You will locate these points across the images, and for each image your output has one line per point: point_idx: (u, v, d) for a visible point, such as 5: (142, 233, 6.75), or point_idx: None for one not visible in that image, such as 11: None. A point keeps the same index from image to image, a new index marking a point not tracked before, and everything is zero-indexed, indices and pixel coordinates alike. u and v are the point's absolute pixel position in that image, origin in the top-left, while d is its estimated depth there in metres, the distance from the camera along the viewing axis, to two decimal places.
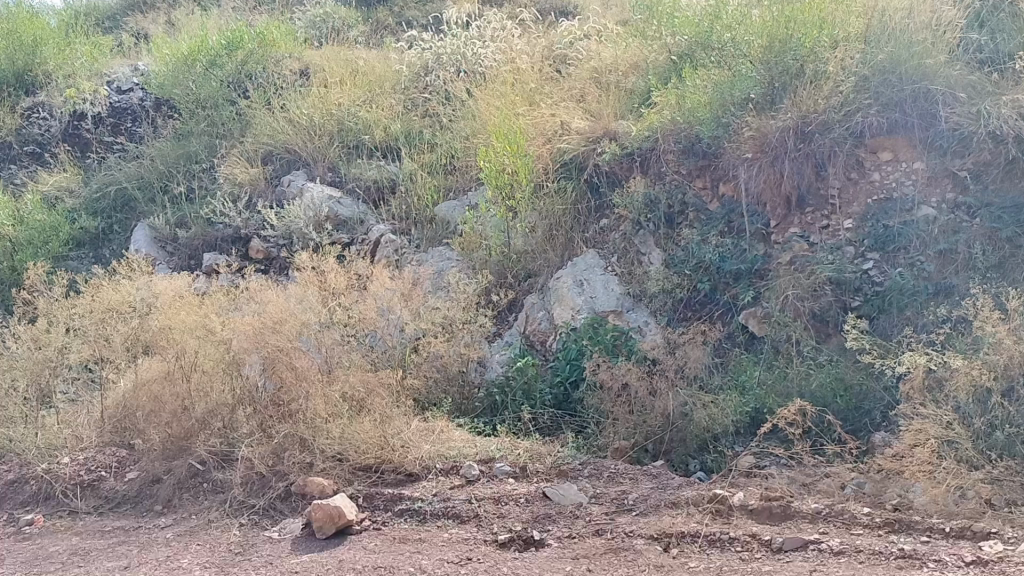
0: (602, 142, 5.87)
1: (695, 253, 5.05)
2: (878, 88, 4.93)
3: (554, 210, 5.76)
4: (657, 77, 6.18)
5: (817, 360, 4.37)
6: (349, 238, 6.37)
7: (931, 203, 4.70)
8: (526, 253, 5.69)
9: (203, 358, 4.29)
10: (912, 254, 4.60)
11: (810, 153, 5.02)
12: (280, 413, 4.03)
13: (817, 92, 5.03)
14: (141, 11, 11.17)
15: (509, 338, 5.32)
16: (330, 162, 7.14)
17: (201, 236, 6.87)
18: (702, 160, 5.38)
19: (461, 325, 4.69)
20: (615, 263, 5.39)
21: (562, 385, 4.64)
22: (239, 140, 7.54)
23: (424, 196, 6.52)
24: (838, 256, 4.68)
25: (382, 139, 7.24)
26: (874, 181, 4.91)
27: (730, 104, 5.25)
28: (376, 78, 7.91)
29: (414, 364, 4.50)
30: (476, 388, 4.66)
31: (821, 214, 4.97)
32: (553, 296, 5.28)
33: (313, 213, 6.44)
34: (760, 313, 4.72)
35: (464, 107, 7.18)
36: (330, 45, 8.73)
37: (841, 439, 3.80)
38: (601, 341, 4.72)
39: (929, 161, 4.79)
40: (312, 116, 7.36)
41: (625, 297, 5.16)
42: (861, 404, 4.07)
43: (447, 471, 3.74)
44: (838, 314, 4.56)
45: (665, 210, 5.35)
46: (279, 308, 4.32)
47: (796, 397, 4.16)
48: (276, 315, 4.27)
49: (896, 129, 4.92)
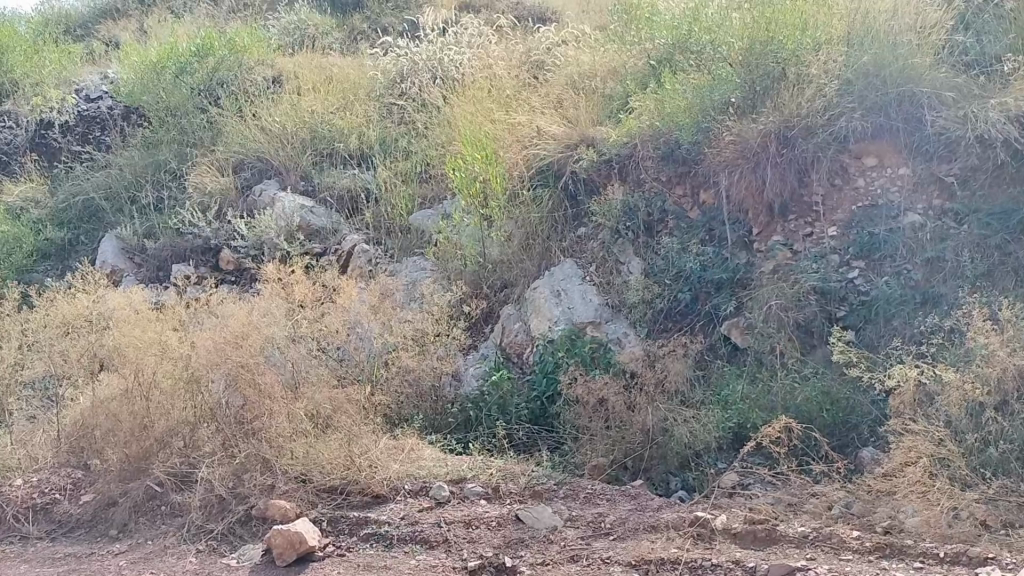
0: (579, 148, 5.71)
1: (675, 263, 4.91)
2: (863, 90, 4.79)
3: (531, 219, 5.62)
4: (635, 82, 6.07)
5: (802, 373, 4.23)
6: (322, 248, 6.20)
7: (917, 210, 4.58)
8: (502, 263, 5.56)
9: (162, 376, 4.02)
10: (898, 262, 4.49)
11: (793, 158, 4.87)
12: (244, 431, 3.80)
13: (798, 95, 4.93)
14: (112, 18, 10.95)
15: (485, 350, 5.16)
16: (303, 170, 6.96)
17: (169, 246, 6.65)
18: (682, 167, 5.26)
19: (434, 338, 4.48)
20: (593, 273, 5.24)
21: (538, 401, 4.46)
22: (210, 149, 7.34)
23: (399, 205, 6.36)
24: (823, 265, 4.56)
25: (357, 148, 7.08)
26: (860, 187, 4.79)
27: (710, 108, 5.14)
28: (351, 85, 7.76)
29: (384, 379, 4.36)
30: (449, 403, 4.48)
31: (804, 221, 4.84)
32: (530, 307, 5.14)
33: (285, 222, 6.26)
34: (742, 324, 4.58)
35: (440, 114, 7.03)
36: (304, 53, 8.58)
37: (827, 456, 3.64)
38: (578, 352, 4.57)
39: (915, 166, 4.68)
40: (285, 123, 7.18)
41: (603, 308, 5.00)
42: (848, 417, 3.94)
43: (416, 492, 3.55)
44: (823, 325, 4.43)
45: (643, 218, 5.20)
46: (242, 323, 4.14)
47: (781, 411, 4.01)
48: (240, 331, 4.09)
49: (880, 134, 4.79)
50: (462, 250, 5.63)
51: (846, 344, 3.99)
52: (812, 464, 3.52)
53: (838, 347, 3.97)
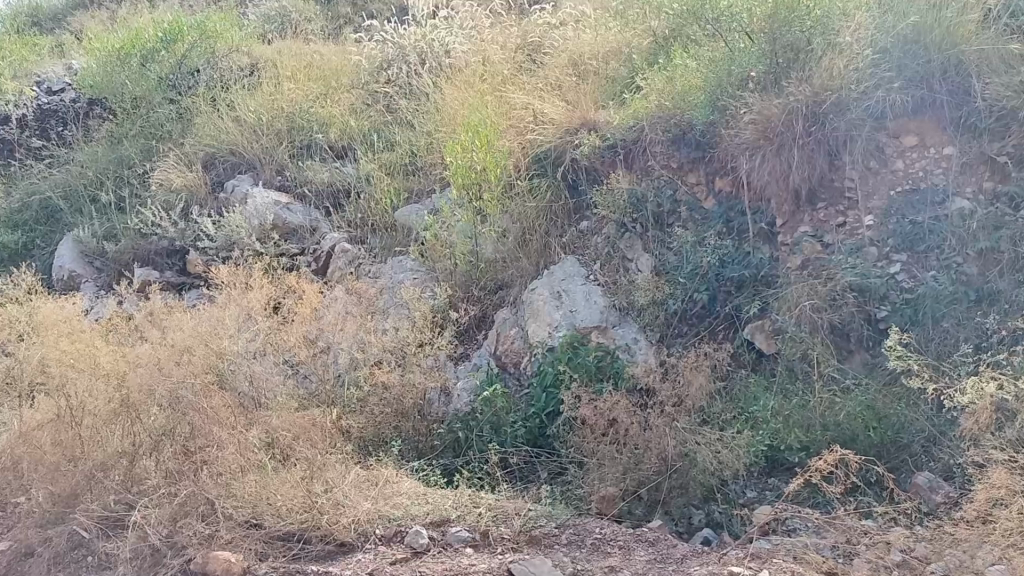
0: (581, 133, 5.11)
1: (690, 259, 4.35)
2: (902, 62, 4.25)
3: (527, 213, 5.05)
4: (642, 59, 5.52)
5: (844, 385, 3.70)
6: (299, 249, 5.65)
7: (966, 194, 3.99)
8: (496, 262, 4.99)
9: (96, 400, 3.50)
10: (946, 254, 3.91)
11: (823, 138, 4.31)
12: (191, 464, 3.24)
13: (828, 68, 4.34)
14: (85, 9, 10.38)
15: (478, 359, 4.62)
16: (279, 163, 6.39)
17: (131, 249, 6.09)
18: (696, 152, 4.66)
19: (416, 350, 3.98)
20: (598, 272, 4.66)
21: (538, 418, 3.95)
22: (179, 142, 6.74)
23: (382, 199, 5.79)
24: (861, 258, 4.00)
25: (338, 138, 6.50)
26: (898, 170, 4.19)
27: (726, 85, 4.60)
28: (332, 72, 7.17)
29: (358, 400, 3.84)
30: (437, 423, 3.96)
31: (836, 209, 4.27)
32: (528, 311, 4.55)
33: (258, 221, 5.68)
34: (769, 327, 4.03)
35: (429, 100, 6.45)
36: (285, 40, 8.01)
37: (892, 497, 3.09)
38: (582, 363, 4.00)
39: (962, 144, 4.08)
40: (260, 113, 6.60)
41: (609, 310, 4.41)
42: (898, 437, 3.43)
43: (389, 539, 2.99)
44: (862, 327, 3.88)
45: (653, 209, 4.61)
46: (176, 340, 3.79)
47: (820, 430, 3.48)
48: (175, 348, 3.74)
49: (923, 108, 4.21)
50: (452, 248, 5.03)
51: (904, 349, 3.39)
52: (874, 506, 2.97)
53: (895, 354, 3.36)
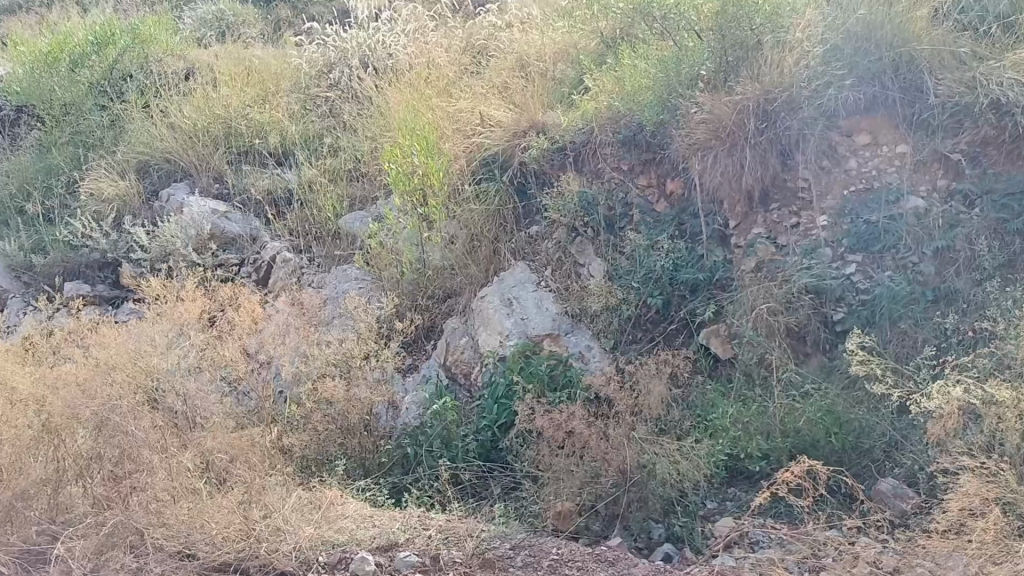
0: (529, 135, 4.98)
1: (643, 263, 4.24)
2: (853, 59, 4.18)
3: (475, 218, 4.88)
4: (589, 62, 5.43)
5: (802, 390, 3.62)
6: (239, 260, 5.43)
7: (920, 192, 3.94)
8: (444, 270, 4.81)
9: (14, 423, 3.21)
10: (902, 253, 3.86)
11: (775, 138, 4.25)
12: (118, 493, 3.01)
13: (779, 64, 4.29)
14: (12, 13, 9.96)
15: (427, 370, 4.47)
16: (216, 171, 6.14)
17: (60, 262, 5.80)
18: (646, 153, 4.59)
19: (361, 362, 3.79)
20: (549, 278, 4.51)
21: (489, 430, 3.77)
22: (110, 150, 6.45)
23: (325, 206, 5.59)
24: (817, 259, 3.91)
25: (279, 145, 6.27)
26: (851, 169, 4.12)
27: (676, 83, 4.51)
28: (271, 76, 6.93)
29: (301, 419, 3.65)
30: (384, 439, 3.79)
31: (789, 211, 4.19)
32: (478, 320, 4.40)
33: (194, 231, 5.44)
34: (724, 331, 3.94)
35: (372, 104, 6.26)
36: (222, 44, 7.73)
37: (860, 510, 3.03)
38: (535, 373, 3.84)
39: (916, 142, 4.04)
40: (195, 119, 6.34)
41: (562, 317, 4.28)
42: (858, 442, 3.37)
43: (334, 566, 2.81)
44: (819, 330, 3.80)
45: (604, 213, 4.50)
46: (99, 358, 3.54)
47: (780, 437, 3.41)
48: (100, 367, 3.50)
49: (874, 105, 4.15)
50: (398, 257, 4.84)
51: (865, 353, 3.33)
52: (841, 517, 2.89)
53: (857, 358, 3.29)
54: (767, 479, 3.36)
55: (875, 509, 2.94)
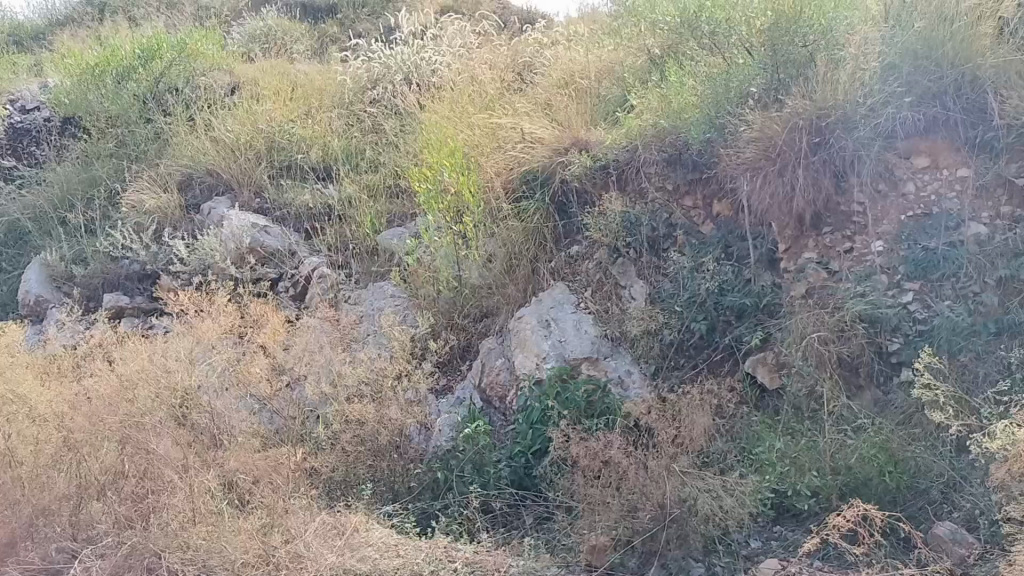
0: (571, 152, 4.85)
1: (687, 286, 4.08)
2: (910, 76, 4.01)
3: (513, 236, 4.76)
4: (635, 79, 5.30)
5: (855, 424, 3.43)
6: (277, 274, 5.39)
7: (982, 219, 3.74)
8: (482, 289, 4.71)
9: (38, 437, 3.21)
10: (962, 283, 3.63)
11: (829, 159, 4.07)
12: (138, 512, 2.96)
13: (833, 81, 4.11)
14: (66, 27, 10.15)
15: (461, 392, 4.34)
16: (257, 185, 6.12)
17: (101, 273, 5.81)
18: (694, 173, 4.43)
19: (394, 382, 3.70)
20: (590, 299, 4.38)
21: (523, 456, 3.64)
22: (154, 163, 6.48)
23: (364, 222, 5.53)
24: (870, 286, 3.74)
25: (320, 159, 6.24)
26: (909, 194, 3.92)
27: (725, 102, 4.38)
28: (315, 91, 6.92)
29: (329, 440, 3.57)
30: (415, 462, 3.66)
31: (843, 235, 4.01)
32: (515, 340, 4.26)
33: (233, 245, 5.41)
34: (772, 359, 3.76)
35: (414, 120, 6.20)
36: (267, 59, 7.76)
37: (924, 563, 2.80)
38: (573, 399, 3.69)
39: (978, 165, 3.82)
40: (239, 132, 6.34)
41: (601, 341, 4.14)
42: (914, 482, 3.18)
43: None
44: (873, 361, 3.62)
45: (647, 234, 4.35)
46: (125, 375, 3.53)
47: (830, 475, 3.23)
48: (123, 384, 3.48)
49: (934, 127, 3.96)
50: (436, 274, 4.75)
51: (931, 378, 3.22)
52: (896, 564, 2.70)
53: (922, 381, 3.19)
54: (814, 518, 3.18)
55: (934, 557, 2.75)
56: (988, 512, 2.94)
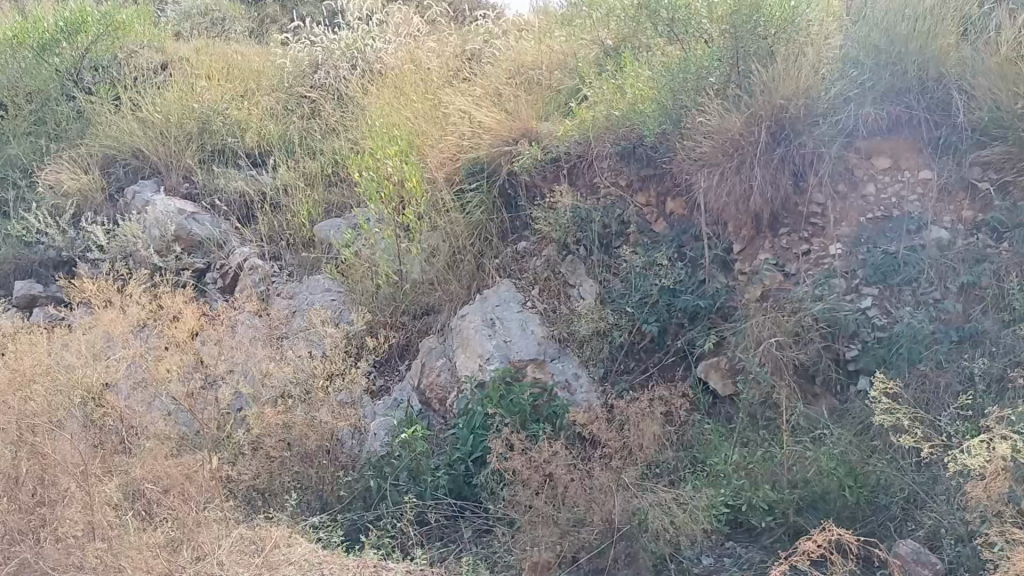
0: (520, 143, 4.61)
1: (638, 286, 3.89)
2: (872, 73, 3.90)
3: (458, 231, 4.51)
4: (588, 70, 5.08)
5: (812, 435, 3.27)
6: (205, 264, 5.09)
7: (944, 222, 3.60)
8: (424, 285, 4.45)
9: None
10: (922, 289, 3.49)
11: (787, 157, 3.91)
12: (30, 524, 2.67)
13: (793, 74, 3.96)
14: None
15: (399, 394, 4.09)
16: (187, 169, 5.77)
17: (13, 259, 5.39)
18: (647, 168, 4.23)
19: (325, 384, 3.41)
20: (536, 298, 4.14)
21: (462, 463, 3.38)
22: (75, 142, 6.06)
23: (299, 211, 5.22)
24: (829, 290, 3.57)
25: (256, 144, 5.89)
26: (869, 195, 3.78)
27: (682, 92, 4.17)
28: (252, 74, 6.56)
29: (251, 445, 3.28)
30: (344, 469, 3.39)
31: (800, 235, 3.84)
32: (457, 341, 4.01)
33: (157, 232, 5.06)
34: (725, 364, 3.58)
35: (356, 106, 5.89)
36: (202, 38, 7.36)
37: None
38: (516, 404, 3.44)
39: (941, 167, 3.69)
40: (168, 112, 5.96)
41: (548, 342, 3.92)
42: (874, 497, 3.01)
43: None
44: (830, 369, 3.47)
45: (598, 230, 4.14)
46: (21, 368, 3.17)
47: (787, 488, 3.05)
48: (16, 377, 3.12)
49: (898, 127, 3.82)
50: (375, 269, 4.49)
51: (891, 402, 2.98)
52: None
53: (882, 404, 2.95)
54: (769, 534, 3.01)
55: None
56: (953, 530, 2.78)
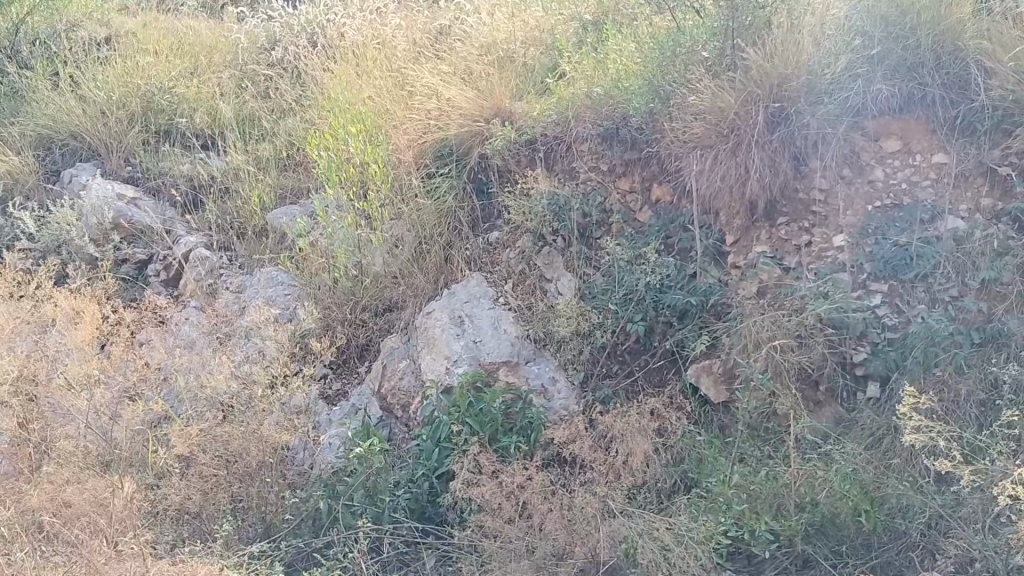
0: (492, 123, 4.19)
1: (621, 281, 3.49)
2: (880, 45, 3.52)
3: (425, 219, 4.09)
4: (567, 46, 4.66)
5: (819, 450, 2.91)
6: (147, 255, 4.62)
7: (960, 211, 3.25)
8: (386, 279, 4.02)
9: None
10: (938, 285, 3.14)
11: (788, 138, 3.52)
12: None
13: (794, 49, 3.57)
14: None
15: (357, 399, 3.67)
16: (129, 151, 5.32)
17: None
18: (631, 151, 3.83)
19: (268, 391, 3.00)
20: (510, 294, 3.75)
21: (426, 481, 2.99)
22: (6, 121, 5.56)
23: (249, 197, 4.76)
24: (833, 285, 3.17)
25: (205, 125, 5.41)
26: (877, 181, 3.41)
27: (671, 70, 3.81)
28: (203, 48, 6.05)
29: (183, 465, 2.91)
30: (291, 490, 2.97)
31: (800, 226, 3.47)
32: (422, 341, 3.61)
33: (95, 219, 4.62)
34: (718, 369, 3.21)
35: (315, 85, 5.41)
36: (151, 12, 6.83)
37: None
38: (487, 413, 3.05)
39: (956, 151, 3.33)
40: (108, 90, 5.46)
41: (522, 344, 3.54)
42: (892, 522, 2.65)
43: None
44: (835, 374, 3.10)
45: (578, 219, 3.74)
46: None
47: (794, 513, 2.70)
48: None
49: (910, 105, 3.45)
50: (331, 261, 4.06)
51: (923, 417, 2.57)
52: None
53: (910, 422, 2.55)
54: (772, 564, 2.66)
55: None
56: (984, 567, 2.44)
